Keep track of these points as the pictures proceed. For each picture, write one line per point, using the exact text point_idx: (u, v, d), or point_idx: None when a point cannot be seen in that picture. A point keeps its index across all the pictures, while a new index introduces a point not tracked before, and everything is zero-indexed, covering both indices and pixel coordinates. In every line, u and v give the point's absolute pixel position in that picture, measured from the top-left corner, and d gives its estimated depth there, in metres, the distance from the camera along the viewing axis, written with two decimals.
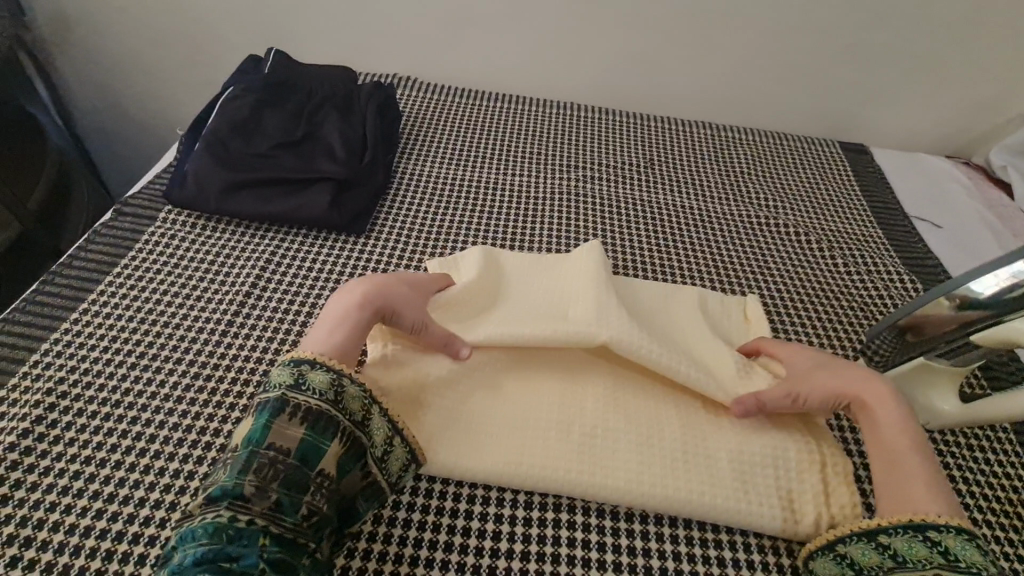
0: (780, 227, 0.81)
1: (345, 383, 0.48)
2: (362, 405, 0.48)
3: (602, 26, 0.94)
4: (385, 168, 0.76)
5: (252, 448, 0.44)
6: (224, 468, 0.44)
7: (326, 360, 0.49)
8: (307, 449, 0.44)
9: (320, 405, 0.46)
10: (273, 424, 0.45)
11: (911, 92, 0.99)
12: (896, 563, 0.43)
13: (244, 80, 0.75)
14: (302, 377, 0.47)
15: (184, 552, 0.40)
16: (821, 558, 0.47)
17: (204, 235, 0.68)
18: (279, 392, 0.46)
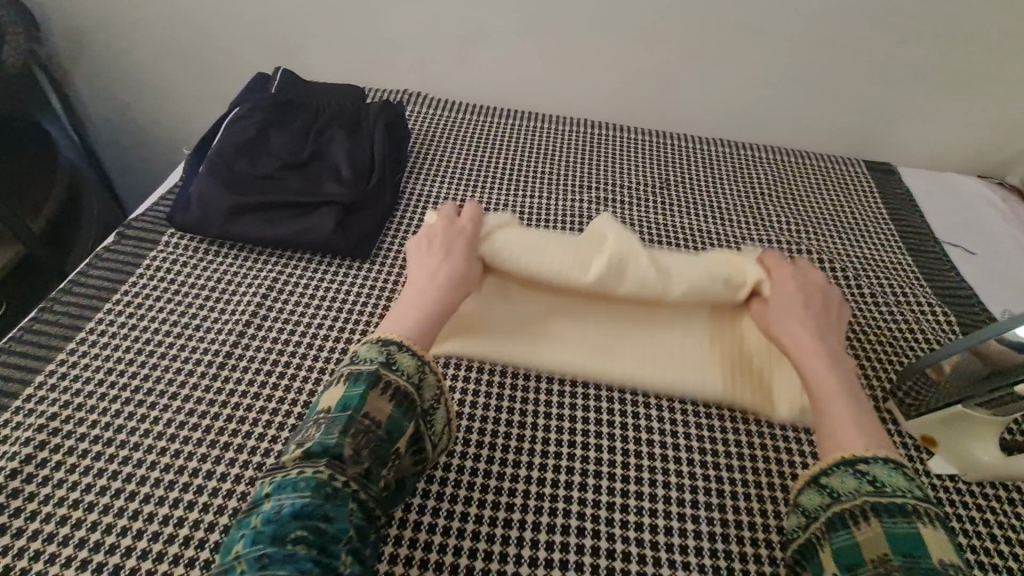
0: (802, 253, 0.77)
1: (427, 370, 0.47)
2: (437, 392, 0.47)
3: (618, 41, 0.91)
4: (393, 190, 0.74)
5: (349, 413, 0.42)
6: (316, 427, 0.42)
7: (411, 345, 0.47)
8: (394, 425, 0.43)
9: (407, 388, 0.45)
10: (369, 395, 0.43)
11: (942, 110, 0.95)
12: (834, 497, 0.42)
13: (251, 100, 0.74)
14: (392, 358, 0.46)
15: (276, 503, 0.38)
16: (787, 517, 0.46)
17: (206, 261, 0.66)
18: (373, 366, 0.45)
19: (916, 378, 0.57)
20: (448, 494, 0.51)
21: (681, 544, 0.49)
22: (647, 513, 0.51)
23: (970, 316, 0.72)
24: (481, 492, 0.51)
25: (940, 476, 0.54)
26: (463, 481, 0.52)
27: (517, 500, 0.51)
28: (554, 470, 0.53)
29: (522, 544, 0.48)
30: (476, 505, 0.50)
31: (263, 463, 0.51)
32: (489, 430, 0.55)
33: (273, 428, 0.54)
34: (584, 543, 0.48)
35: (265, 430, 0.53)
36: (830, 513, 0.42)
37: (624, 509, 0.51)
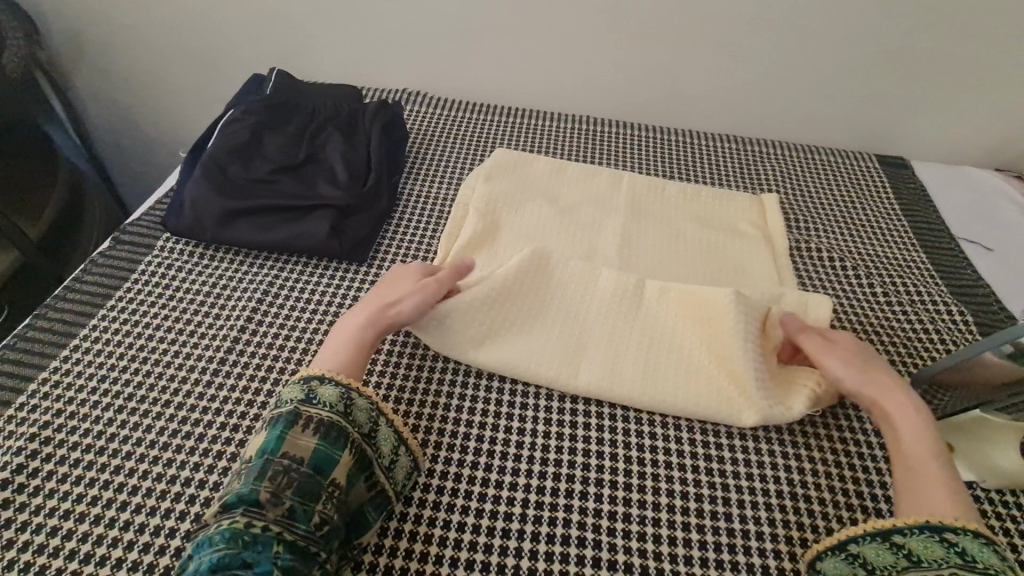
0: (812, 251, 0.75)
1: (354, 395, 0.50)
2: (370, 415, 0.50)
3: (621, 35, 0.89)
4: (390, 191, 0.73)
5: (266, 457, 0.46)
6: (239, 477, 0.45)
7: (335, 374, 0.51)
8: (320, 458, 0.46)
9: (332, 418, 0.48)
10: (286, 435, 0.47)
11: (957, 100, 0.91)
12: (912, 562, 0.43)
13: (246, 101, 0.73)
14: (312, 392, 0.49)
15: (199, 560, 0.41)
16: (831, 558, 0.46)
17: (201, 265, 0.65)
18: (292, 406, 0.48)
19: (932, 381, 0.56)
20: (445, 503, 0.50)
21: (683, 556, 0.48)
22: (650, 523, 0.50)
23: (988, 315, 0.69)
24: (479, 501, 0.51)
25: (958, 483, 0.52)
26: (460, 490, 0.51)
27: (515, 510, 0.50)
28: (553, 478, 0.52)
29: (521, 555, 0.47)
30: (473, 516, 0.49)
31: None
32: (488, 438, 0.55)
33: None
34: (584, 555, 0.48)
35: None
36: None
37: (625, 519, 0.50)
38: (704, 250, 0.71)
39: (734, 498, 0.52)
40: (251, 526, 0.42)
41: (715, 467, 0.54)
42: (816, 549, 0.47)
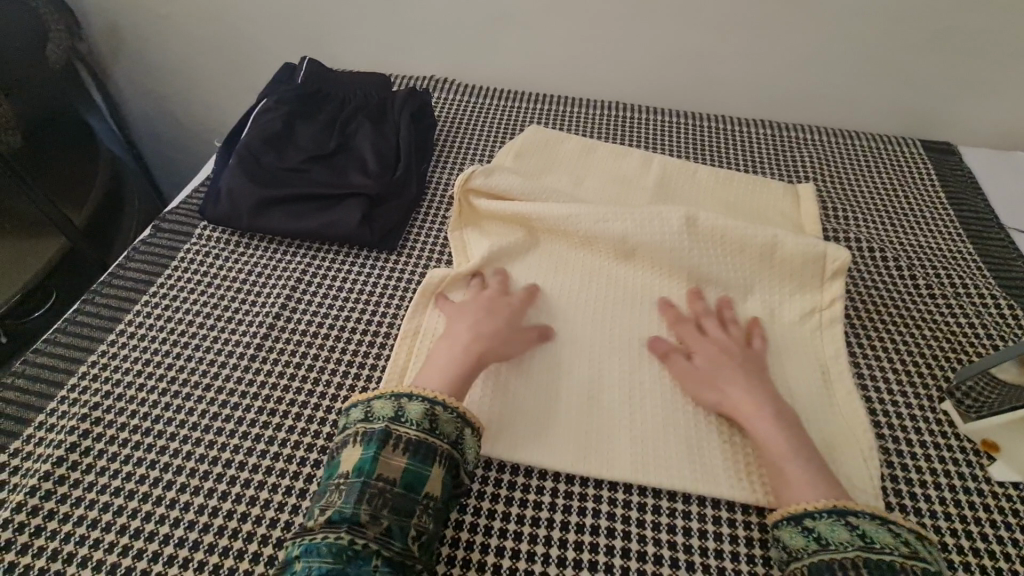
0: (852, 241, 0.72)
1: (438, 410, 0.49)
2: (456, 427, 0.49)
3: (654, 18, 0.87)
4: (419, 180, 0.73)
5: (365, 477, 0.46)
6: (337, 493, 0.46)
7: (424, 392, 0.50)
8: (412, 476, 0.46)
9: (429, 438, 0.48)
10: (382, 455, 0.46)
11: (1014, 82, 0.87)
12: (866, 545, 0.43)
13: (278, 90, 0.74)
14: (400, 410, 0.49)
15: (306, 566, 0.42)
16: (786, 527, 0.46)
17: (238, 252, 0.67)
18: (383, 423, 0.48)
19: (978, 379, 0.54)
20: (476, 490, 0.52)
21: (713, 548, 0.48)
22: (680, 517, 0.50)
23: None
24: (510, 490, 0.52)
25: (1003, 484, 0.50)
26: (492, 478, 0.52)
27: (545, 499, 0.51)
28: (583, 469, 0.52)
29: (551, 543, 0.48)
30: (503, 504, 0.51)
31: (293, 455, 0.52)
32: None
33: (303, 421, 0.54)
34: (614, 546, 0.48)
35: (294, 422, 0.54)
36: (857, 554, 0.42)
37: (656, 512, 0.50)
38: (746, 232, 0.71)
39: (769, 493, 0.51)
40: (353, 543, 0.43)
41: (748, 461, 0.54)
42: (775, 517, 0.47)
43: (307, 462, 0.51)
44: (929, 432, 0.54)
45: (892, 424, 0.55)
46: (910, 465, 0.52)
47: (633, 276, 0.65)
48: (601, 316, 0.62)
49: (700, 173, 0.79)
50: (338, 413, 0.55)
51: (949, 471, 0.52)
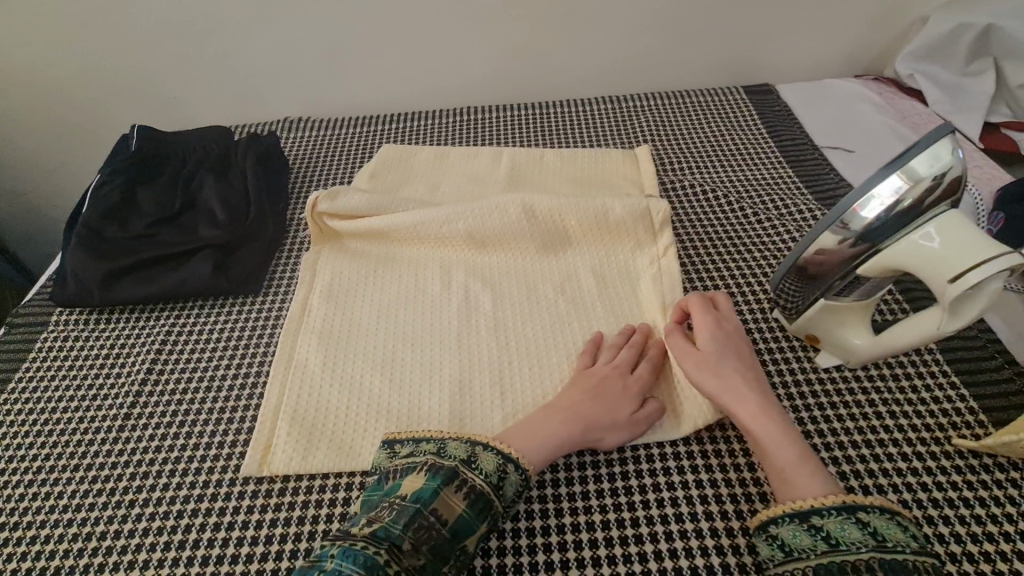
0: (688, 189, 0.79)
1: (511, 468, 0.48)
2: (497, 465, 0.48)
3: (478, 24, 0.92)
4: (275, 219, 0.74)
5: (419, 503, 0.44)
6: (389, 510, 0.44)
7: (498, 443, 0.50)
8: (462, 524, 0.45)
9: (483, 484, 0.47)
10: (443, 492, 0.45)
11: (804, 21, 0.97)
12: (880, 544, 0.41)
13: (113, 162, 0.74)
14: (474, 456, 0.48)
15: (337, 566, 0.40)
16: (788, 525, 0.43)
17: (97, 329, 0.66)
18: (454, 463, 0.47)
19: (778, 295, 0.57)
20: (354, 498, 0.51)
21: (581, 493, 0.52)
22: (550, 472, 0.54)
23: None
24: None
25: (827, 370, 0.57)
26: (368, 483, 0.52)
27: None
28: None
29: None
30: None
31: (168, 511, 0.52)
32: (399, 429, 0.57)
33: (177, 477, 0.54)
34: None
35: (169, 479, 0.54)
36: (876, 553, 0.40)
37: None
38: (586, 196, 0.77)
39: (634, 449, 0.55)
40: (387, 566, 0.41)
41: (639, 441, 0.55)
42: (775, 512, 0.45)
43: (184, 515, 0.51)
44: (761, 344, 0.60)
45: None
46: None
47: (491, 262, 0.70)
48: (466, 307, 0.65)
49: (546, 158, 0.84)
50: (213, 460, 0.55)
51: (780, 372, 0.58)
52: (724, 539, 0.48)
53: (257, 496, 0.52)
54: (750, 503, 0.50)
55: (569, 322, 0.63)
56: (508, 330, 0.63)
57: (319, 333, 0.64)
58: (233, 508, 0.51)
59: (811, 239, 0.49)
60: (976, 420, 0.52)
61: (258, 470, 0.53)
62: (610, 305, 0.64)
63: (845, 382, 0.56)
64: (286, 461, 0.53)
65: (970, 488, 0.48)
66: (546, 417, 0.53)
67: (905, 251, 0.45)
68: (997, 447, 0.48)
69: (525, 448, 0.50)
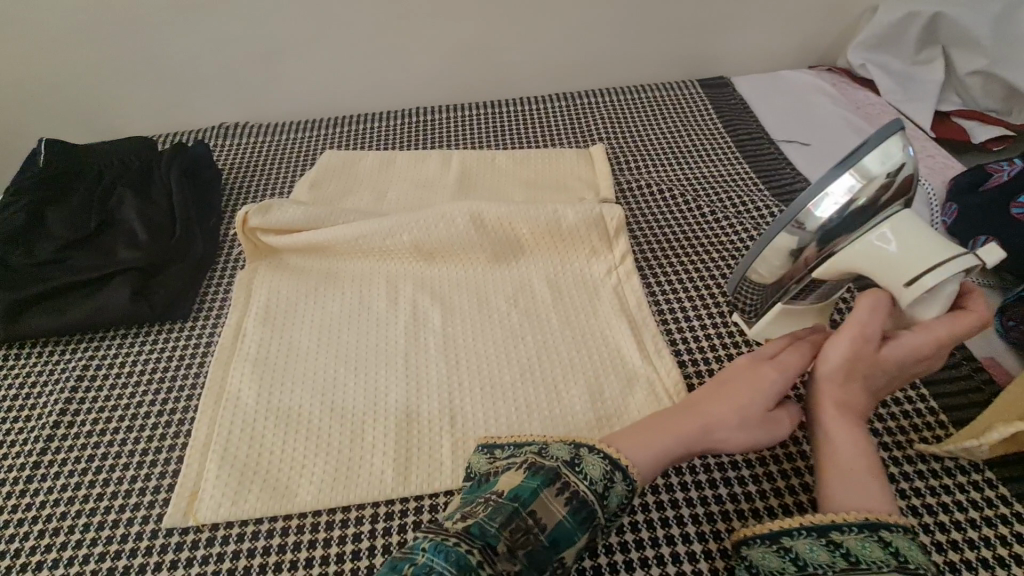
0: (644, 189, 0.76)
1: (618, 478, 0.40)
2: (603, 469, 0.40)
3: (422, 20, 0.87)
4: (204, 237, 0.69)
5: (515, 501, 0.37)
6: (483, 506, 0.37)
7: (605, 447, 0.42)
8: (561, 532, 0.37)
9: (586, 491, 0.39)
10: (543, 490, 0.38)
11: (755, 12, 0.95)
12: (903, 566, 0.35)
13: (18, 181, 0.67)
14: (578, 458, 0.40)
15: (430, 561, 0.34)
16: (804, 538, 0.39)
17: (4, 367, 0.60)
18: (557, 463, 0.40)
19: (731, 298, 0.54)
20: (293, 542, 0.47)
21: None
22: None
23: None
24: (331, 532, 0.48)
25: None
26: (307, 524, 0.48)
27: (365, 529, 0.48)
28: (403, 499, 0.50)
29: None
30: (323, 549, 0.47)
31: (87, 569, 0.46)
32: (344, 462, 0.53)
33: (97, 530, 0.48)
34: None
35: (87, 533, 0.48)
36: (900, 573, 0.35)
37: None
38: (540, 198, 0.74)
39: None
40: (480, 568, 0.33)
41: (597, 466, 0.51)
42: (793, 522, 0.40)
43: (103, 572, 0.46)
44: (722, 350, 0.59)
45: (691, 350, 0.59)
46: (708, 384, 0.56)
47: (440, 275, 0.66)
48: (414, 324, 0.62)
49: (499, 159, 0.80)
50: (135, 508, 0.50)
51: None
52: (685, 564, 0.45)
53: (182, 548, 0.47)
54: (711, 524, 0.48)
55: (523, 336, 0.60)
56: (458, 349, 0.59)
57: (255, 359, 0.59)
58: (155, 562, 0.46)
59: (768, 237, 0.45)
60: (938, 421, 0.51)
61: (185, 518, 0.48)
62: (565, 316, 0.61)
63: None
64: (216, 506, 0.49)
65: (934, 496, 0.46)
66: (654, 426, 0.45)
67: (860, 253, 0.43)
68: (957, 452, 0.46)
69: (638, 458, 0.42)
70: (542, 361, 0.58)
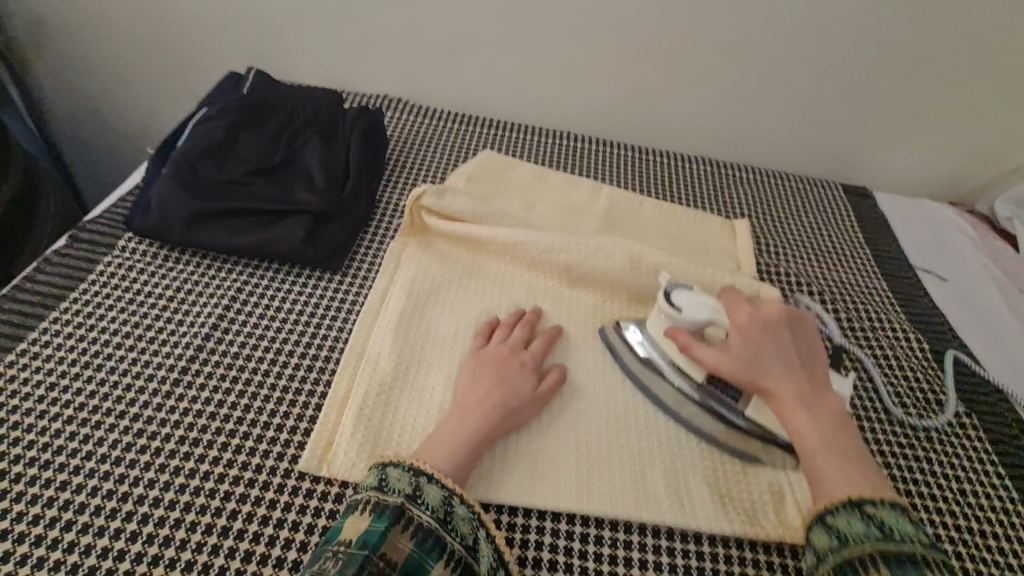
0: (785, 277, 0.77)
1: (456, 501, 0.44)
2: (443, 499, 0.44)
3: (605, 53, 0.90)
4: (368, 199, 0.71)
5: (366, 552, 0.40)
6: (333, 561, 0.40)
7: (439, 471, 0.46)
8: (414, 568, 0.41)
9: (429, 521, 0.42)
10: (389, 533, 0.41)
11: (916, 137, 0.97)
12: (890, 536, 0.40)
13: (220, 100, 0.71)
14: (418, 489, 0.44)
15: None
16: (819, 528, 0.44)
17: (169, 268, 0.62)
18: (398, 499, 0.43)
19: None
20: None
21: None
22: (620, 547, 0.50)
23: (940, 340, 0.73)
24: None
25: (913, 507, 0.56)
26: None
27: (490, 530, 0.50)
28: (525, 514, 0.51)
29: None
30: None
31: (215, 489, 0.47)
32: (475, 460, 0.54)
33: (229, 452, 0.50)
34: None
35: (220, 453, 0.50)
36: (889, 546, 0.40)
37: (597, 541, 0.50)
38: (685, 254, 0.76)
39: (708, 549, 0.51)
40: None
41: (717, 541, 0.52)
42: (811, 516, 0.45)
43: (233, 496, 0.47)
44: None
45: None
46: None
47: (580, 301, 0.67)
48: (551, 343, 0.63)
49: (646, 207, 0.82)
50: (272, 443, 0.51)
51: None
52: None
53: (312, 496, 0.48)
54: None
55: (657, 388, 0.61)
56: (592, 380, 0.60)
57: (396, 331, 0.60)
58: (285, 502, 0.48)
59: (655, 341, 0.59)
60: None
61: (318, 467, 0.50)
62: None
63: (933, 524, 0.55)
64: (349, 465, 0.50)
65: None
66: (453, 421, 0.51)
67: None
68: None
69: (442, 454, 0.47)
70: (672, 417, 0.58)
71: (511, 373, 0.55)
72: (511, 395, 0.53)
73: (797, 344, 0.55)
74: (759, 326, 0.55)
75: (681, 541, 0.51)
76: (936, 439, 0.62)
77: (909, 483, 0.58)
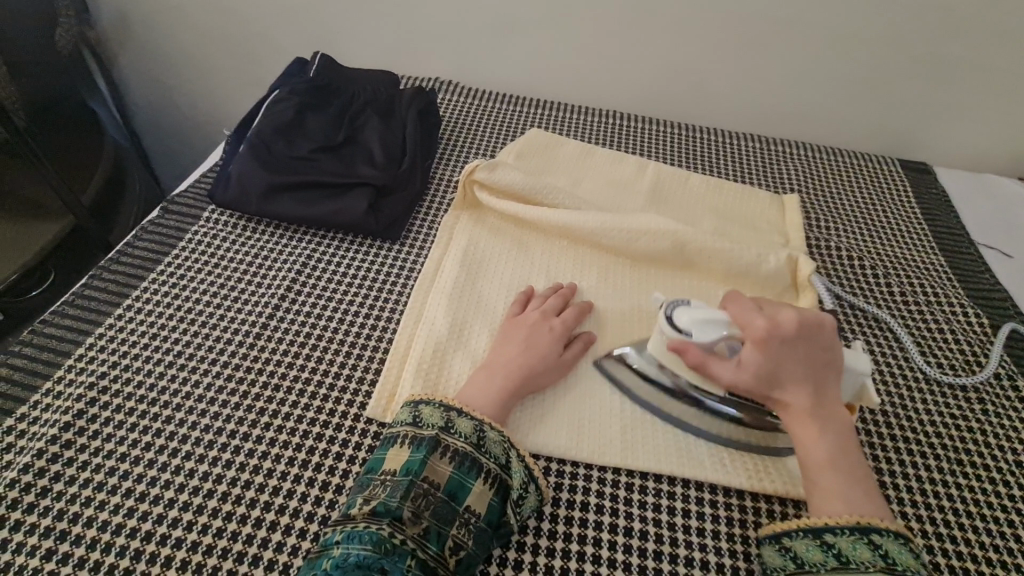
0: (834, 252, 0.76)
1: (486, 430, 0.49)
2: (474, 427, 0.49)
3: (652, 29, 0.90)
4: (423, 174, 0.76)
5: (411, 477, 0.46)
6: (382, 487, 0.46)
7: (474, 413, 0.50)
8: (455, 485, 0.46)
9: (462, 446, 0.48)
10: (430, 460, 0.47)
11: (983, 110, 0.92)
12: (886, 566, 0.43)
13: (289, 83, 0.76)
14: (451, 421, 0.49)
15: (346, 550, 0.42)
16: (801, 539, 0.46)
17: (247, 236, 0.69)
18: (432, 432, 0.48)
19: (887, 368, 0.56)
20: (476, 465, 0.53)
21: (696, 527, 0.51)
22: (664, 496, 0.53)
23: (1001, 316, 0.71)
24: None
25: (965, 475, 0.56)
26: None
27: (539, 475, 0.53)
28: (574, 463, 0.54)
29: (556, 520, 0.50)
30: None
31: (293, 428, 0.53)
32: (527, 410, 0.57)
33: (305, 397, 0.55)
34: (603, 521, 0.50)
35: (296, 398, 0.55)
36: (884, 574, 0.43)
37: (642, 490, 0.53)
38: (730, 227, 0.76)
39: (748, 504, 0.53)
40: (393, 537, 0.43)
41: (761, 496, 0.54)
42: (787, 527, 0.47)
43: (309, 434, 0.53)
44: (894, 430, 0.59)
45: (875, 421, 0.60)
46: (881, 458, 0.57)
47: (624, 271, 0.70)
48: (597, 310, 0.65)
49: (691, 182, 0.82)
50: (341, 391, 0.56)
51: (915, 463, 0.57)
52: None
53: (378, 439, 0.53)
54: None
55: None
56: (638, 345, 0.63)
57: (450, 296, 0.63)
58: (355, 442, 0.53)
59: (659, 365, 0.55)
60: None
61: (383, 415, 0.54)
62: None
63: (986, 494, 0.55)
64: None
65: None
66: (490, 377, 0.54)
67: None
68: None
69: (479, 405, 0.51)
70: None
71: (537, 333, 0.58)
72: (535, 361, 0.56)
73: (807, 346, 0.50)
74: (772, 334, 0.50)
75: (724, 494, 0.53)
76: (994, 412, 0.61)
77: (961, 452, 0.58)
